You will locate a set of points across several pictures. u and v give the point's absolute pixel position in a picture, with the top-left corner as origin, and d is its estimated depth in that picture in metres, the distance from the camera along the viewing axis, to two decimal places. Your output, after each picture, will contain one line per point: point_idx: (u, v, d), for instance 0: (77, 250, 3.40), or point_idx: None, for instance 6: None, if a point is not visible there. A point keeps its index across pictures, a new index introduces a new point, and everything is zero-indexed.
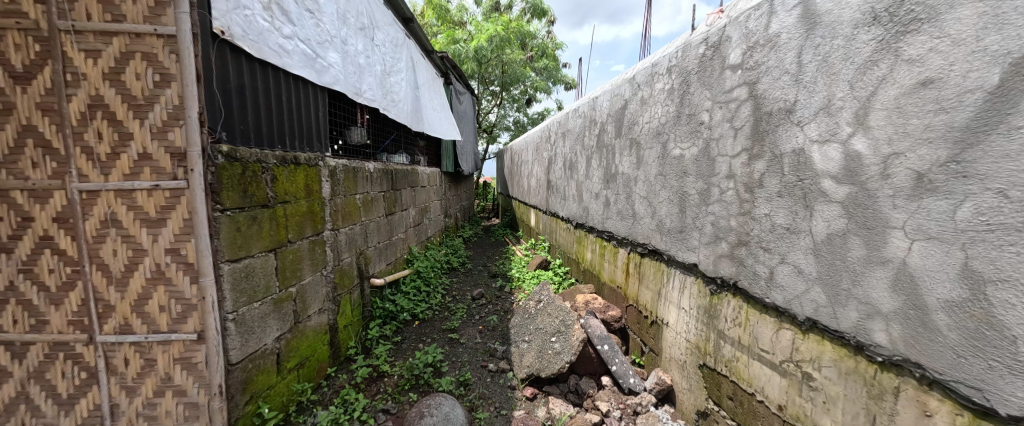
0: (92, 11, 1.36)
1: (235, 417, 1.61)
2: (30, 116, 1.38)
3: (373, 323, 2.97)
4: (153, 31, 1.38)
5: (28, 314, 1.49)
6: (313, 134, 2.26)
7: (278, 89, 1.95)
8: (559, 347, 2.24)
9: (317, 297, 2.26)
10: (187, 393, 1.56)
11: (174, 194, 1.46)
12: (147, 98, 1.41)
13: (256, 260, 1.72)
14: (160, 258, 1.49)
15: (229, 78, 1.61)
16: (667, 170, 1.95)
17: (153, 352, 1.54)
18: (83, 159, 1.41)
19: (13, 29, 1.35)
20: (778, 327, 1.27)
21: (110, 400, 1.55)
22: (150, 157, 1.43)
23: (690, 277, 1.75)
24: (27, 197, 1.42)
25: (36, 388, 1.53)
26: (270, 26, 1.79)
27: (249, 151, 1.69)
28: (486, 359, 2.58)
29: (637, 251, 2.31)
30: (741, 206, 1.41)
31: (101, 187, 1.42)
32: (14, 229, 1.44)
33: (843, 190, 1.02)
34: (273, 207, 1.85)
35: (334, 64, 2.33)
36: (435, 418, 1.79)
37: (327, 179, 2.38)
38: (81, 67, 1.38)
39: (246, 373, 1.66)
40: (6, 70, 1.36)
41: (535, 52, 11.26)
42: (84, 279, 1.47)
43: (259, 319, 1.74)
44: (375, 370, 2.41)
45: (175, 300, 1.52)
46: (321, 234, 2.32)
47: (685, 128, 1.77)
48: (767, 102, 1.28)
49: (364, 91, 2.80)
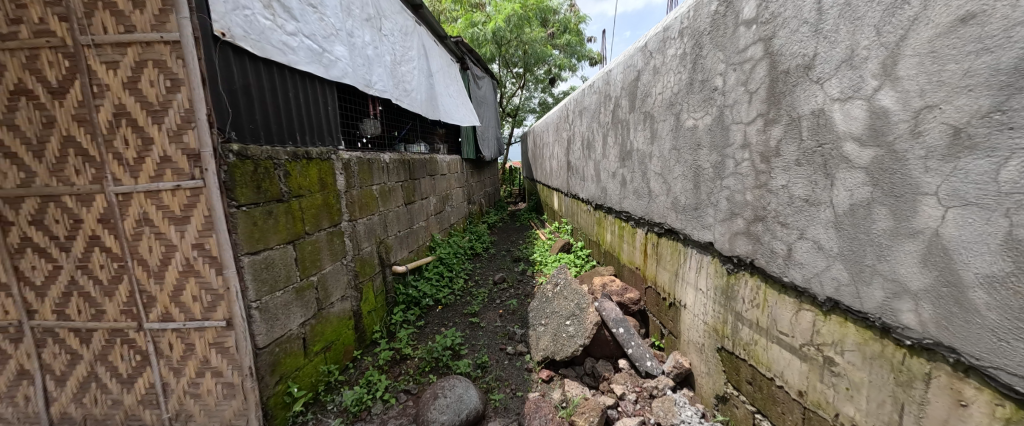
0: (107, 24, 1.45)
1: (267, 396, 1.74)
2: (69, 128, 1.52)
3: (396, 308, 3.10)
4: (161, 39, 1.45)
5: (88, 305, 1.67)
6: (324, 129, 2.33)
7: (284, 86, 1.99)
8: (573, 331, 2.20)
9: (338, 285, 2.37)
10: (224, 373, 1.71)
11: (193, 193, 1.56)
12: (161, 104, 1.50)
13: (275, 252, 1.82)
14: (189, 252, 1.61)
15: (235, 78, 1.67)
16: (680, 143, 1.79)
17: (192, 337, 1.69)
18: (116, 165, 1.54)
19: (44, 47, 1.46)
20: (798, 308, 1.16)
21: (162, 379, 1.73)
22: (170, 160, 1.53)
23: (707, 257, 1.62)
24: (75, 201, 1.57)
25: (102, 368, 1.73)
26: (272, 24, 1.83)
27: (259, 148, 1.76)
28: (505, 342, 2.62)
29: (654, 231, 2.19)
30: (758, 178, 1.27)
31: (133, 189, 1.55)
32: (69, 230, 1.60)
33: (868, 153, 0.90)
34: (288, 201, 1.94)
35: (340, 58, 2.35)
36: (449, 399, 1.84)
37: (341, 171, 2.46)
38: (105, 79, 1.49)
39: (274, 356, 1.79)
40: (44, 87, 1.49)
41: (555, 28, 10.85)
42: (128, 272, 1.63)
43: (283, 307, 1.86)
44: (398, 353, 2.51)
45: (205, 291, 1.65)
46: (338, 225, 2.41)
47: (699, 96, 1.61)
48: (783, 59, 1.13)
49: (375, 82, 2.81)
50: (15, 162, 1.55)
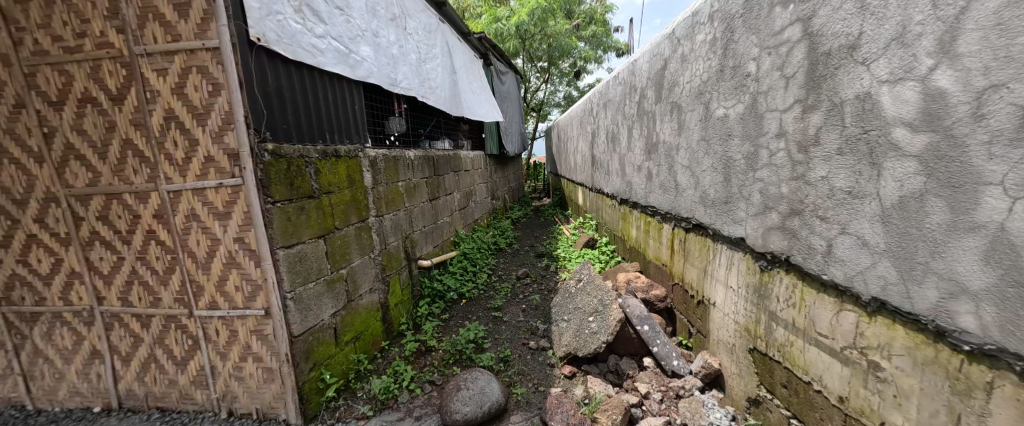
0: (157, 34, 1.56)
1: (302, 381, 1.84)
2: (127, 131, 1.66)
3: (422, 301, 3.19)
4: (203, 46, 1.55)
5: (147, 293, 1.84)
6: (351, 127, 2.41)
7: (314, 87, 2.08)
8: (596, 327, 2.16)
9: (367, 278, 2.46)
10: (263, 359, 1.82)
11: (233, 190, 1.66)
12: (205, 107, 1.60)
13: (307, 245, 1.92)
14: (231, 245, 1.73)
15: (269, 81, 1.76)
16: (709, 133, 1.70)
17: (235, 324, 1.82)
18: (168, 165, 1.67)
19: (105, 58, 1.60)
20: (839, 308, 1.07)
21: (210, 362, 1.87)
22: (213, 159, 1.64)
23: (738, 253, 1.53)
24: (134, 198, 1.72)
25: (160, 351, 1.90)
26: (302, 27, 1.91)
27: (292, 147, 1.85)
28: (527, 337, 2.62)
29: (681, 226, 2.10)
30: (794, 169, 1.18)
31: (182, 187, 1.68)
32: (129, 224, 1.76)
33: (920, 140, 0.82)
34: (319, 197, 2.03)
35: (366, 58, 2.42)
36: (471, 391, 1.86)
37: (368, 168, 2.55)
38: (156, 85, 1.61)
39: (307, 344, 1.88)
40: (106, 94, 1.64)
41: (580, 19, 10.61)
42: (180, 264, 1.77)
43: (315, 298, 1.96)
44: (423, 345, 2.58)
45: (246, 282, 1.76)
46: (366, 221, 2.51)
47: (730, 83, 1.51)
48: (824, 40, 1.04)
49: (400, 81, 2.87)
50: (84, 163, 1.71)
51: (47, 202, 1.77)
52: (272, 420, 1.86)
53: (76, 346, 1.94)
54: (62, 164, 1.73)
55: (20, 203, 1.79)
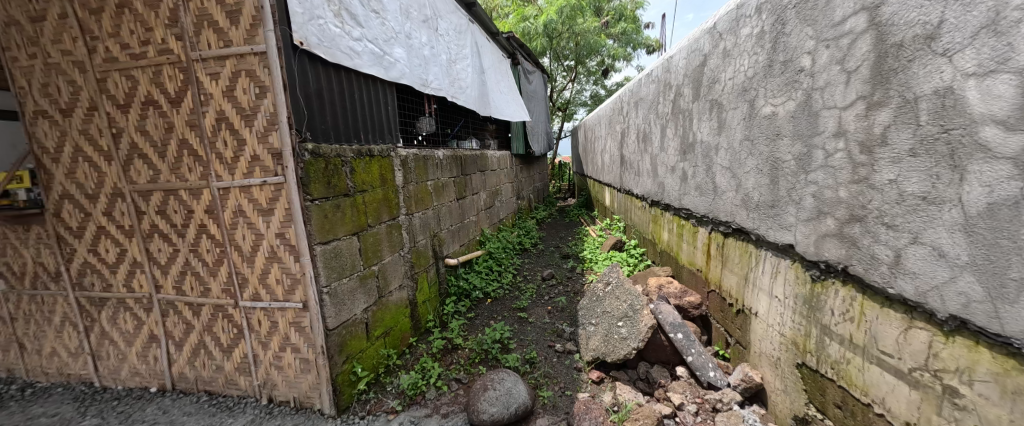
0: (210, 40, 1.66)
1: (336, 373, 1.90)
2: (183, 131, 1.77)
3: (448, 299, 3.23)
4: (250, 50, 1.62)
5: (198, 283, 1.96)
6: (384, 127, 2.47)
7: (350, 88, 2.14)
8: (626, 333, 2.10)
9: (397, 274, 2.52)
10: (300, 350, 1.89)
11: (276, 188, 1.74)
12: (251, 109, 1.68)
13: (342, 242, 1.99)
14: (273, 240, 1.81)
15: (310, 83, 1.83)
16: (754, 133, 1.60)
17: (275, 316, 1.90)
18: (218, 163, 1.77)
19: (166, 64, 1.72)
20: (908, 326, 0.97)
21: (253, 351, 1.97)
22: (258, 158, 1.73)
23: (785, 260, 1.43)
24: (188, 194, 1.84)
25: (208, 337, 2.02)
26: (341, 31, 1.97)
27: (329, 147, 1.92)
28: (554, 339, 2.59)
29: (718, 230, 1.99)
30: (855, 172, 1.09)
31: (230, 184, 1.78)
32: (184, 219, 1.88)
33: (1016, 140, 0.73)
34: (353, 195, 2.10)
35: (399, 59, 2.46)
36: (498, 391, 1.85)
37: (399, 168, 2.61)
38: (209, 89, 1.71)
39: (341, 337, 1.95)
40: (166, 97, 1.76)
41: (610, 17, 10.40)
42: (228, 256, 1.87)
43: (349, 293, 2.02)
44: (450, 342, 2.61)
45: (286, 275, 1.84)
46: (396, 219, 2.56)
47: (779, 79, 1.41)
48: (895, 29, 0.95)
49: (431, 81, 2.92)
50: (146, 161, 1.85)
51: (114, 197, 1.92)
52: (308, 408, 1.94)
53: (136, 330, 2.10)
54: (127, 162, 1.87)
55: (91, 197, 1.96)
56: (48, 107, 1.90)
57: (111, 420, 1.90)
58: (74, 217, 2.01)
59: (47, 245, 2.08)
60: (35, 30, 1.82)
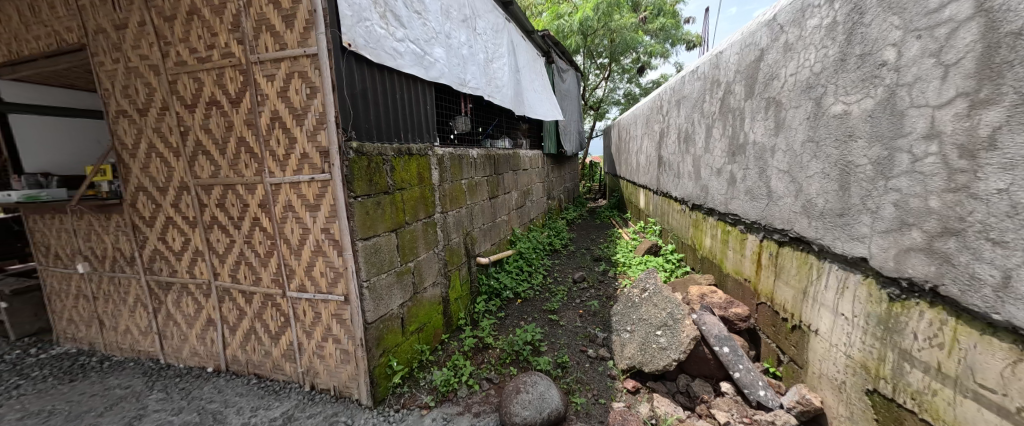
0: (267, 44, 1.75)
1: (373, 366, 1.95)
2: (241, 130, 1.89)
3: (479, 298, 3.25)
4: (303, 52, 1.69)
5: (251, 273, 2.08)
6: (422, 126, 2.51)
7: (392, 88, 2.19)
8: (665, 343, 2.00)
9: (431, 271, 2.56)
10: (341, 341, 1.96)
11: (323, 185, 1.81)
12: (303, 109, 1.76)
13: (381, 238, 2.04)
14: (318, 235, 1.88)
15: (356, 84, 1.88)
16: (819, 134, 1.46)
17: (319, 307, 1.98)
18: (271, 160, 1.87)
19: (228, 67, 1.84)
20: (1016, 358, 0.85)
21: (298, 339, 2.07)
22: (307, 156, 1.80)
23: (855, 275, 1.30)
24: (244, 189, 1.96)
25: (257, 324, 2.15)
26: (386, 32, 2.02)
27: (372, 146, 1.97)
28: (586, 344, 2.52)
29: (772, 238, 1.85)
30: (952, 179, 0.96)
31: (281, 181, 1.87)
32: (240, 212, 2.01)
33: None
34: (392, 193, 2.14)
35: (439, 59, 2.50)
36: (531, 395, 1.83)
37: (435, 166, 2.65)
38: (265, 90, 1.81)
39: (379, 331, 2.00)
40: (227, 98, 1.88)
41: (648, 12, 10.06)
42: (277, 249, 1.98)
43: (386, 288, 2.07)
44: (480, 341, 2.61)
45: (329, 269, 1.91)
46: (432, 216, 2.60)
47: (854, 74, 1.28)
48: (1011, 16, 0.82)
49: (468, 81, 2.94)
50: (208, 158, 1.99)
51: (181, 190, 2.09)
52: (346, 397, 2.01)
53: (196, 314, 2.27)
54: (192, 158, 2.02)
55: (161, 190, 2.13)
56: (127, 107, 2.09)
57: (173, 395, 2.07)
58: (147, 208, 2.20)
59: (125, 232, 2.30)
60: (118, 37, 2.01)
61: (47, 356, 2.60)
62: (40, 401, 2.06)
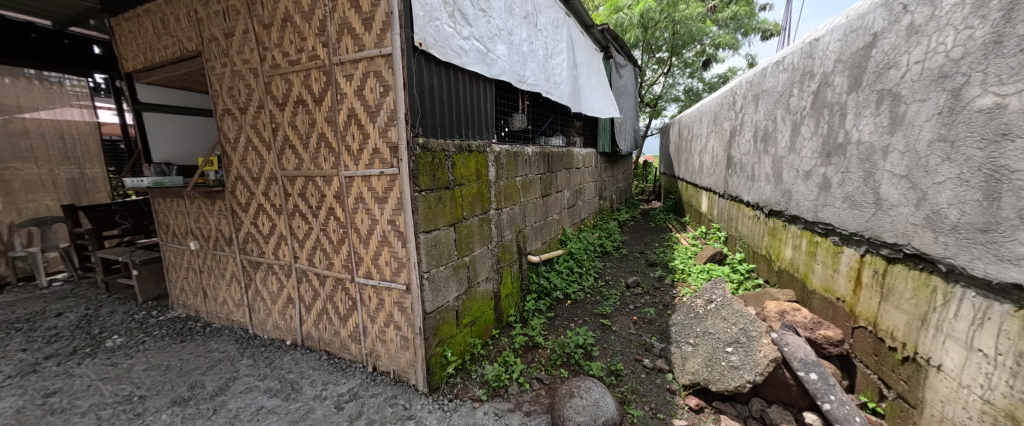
0: (348, 46, 1.87)
1: (430, 354, 2.02)
2: (322, 126, 2.05)
3: (529, 296, 3.23)
4: (379, 52, 1.79)
5: (325, 258, 2.27)
6: (482, 123, 2.54)
7: (456, 85, 2.24)
8: (737, 361, 1.84)
9: (485, 266, 2.60)
10: (401, 328, 2.06)
11: (391, 179, 1.90)
12: (376, 106, 1.86)
13: (441, 232, 2.10)
14: (385, 226, 1.99)
15: (425, 82, 1.95)
16: (958, 131, 1.23)
17: (382, 293, 2.10)
18: (347, 155, 2.01)
19: (313, 68, 2.00)
20: None
21: (363, 322, 2.21)
22: (378, 151, 1.91)
23: (1007, 306, 1.07)
24: (323, 181, 2.13)
25: (329, 305, 2.33)
26: (453, 31, 2.06)
27: (436, 142, 2.03)
28: (641, 352, 2.38)
29: (877, 253, 1.60)
30: None
31: (355, 174, 2.00)
32: (318, 201, 2.19)
33: None
34: (452, 189, 2.20)
35: (501, 56, 2.51)
36: (585, 401, 1.76)
37: (492, 163, 2.67)
38: (344, 89, 1.94)
39: (435, 322, 2.06)
40: (311, 97, 2.05)
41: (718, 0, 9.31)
42: (349, 237, 2.13)
43: (444, 280, 2.13)
44: (530, 340, 2.60)
45: (393, 259, 2.01)
46: (488, 213, 2.64)
47: (1017, 59, 1.05)
48: None
49: (528, 77, 2.92)
50: (294, 151, 2.19)
51: (271, 180, 2.33)
52: (405, 382, 2.11)
53: (278, 292, 2.53)
54: (281, 152, 2.24)
55: (255, 180, 2.40)
56: (231, 106, 2.37)
57: (259, 362, 2.32)
58: (243, 195, 2.49)
59: (225, 216, 2.62)
60: (227, 44, 2.28)
61: (165, 318, 3.07)
62: (160, 356, 2.43)
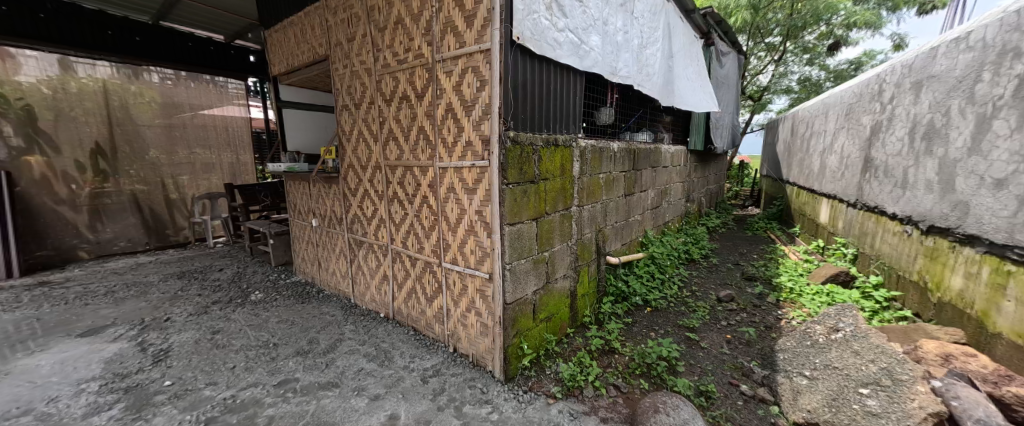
0: (450, 44, 1.98)
1: (508, 344, 2.07)
2: (422, 120, 2.21)
3: (605, 298, 3.10)
4: (479, 49, 1.85)
5: (417, 242, 2.46)
6: (569, 117, 2.49)
7: (547, 78, 2.22)
8: (875, 407, 1.56)
9: (563, 263, 2.56)
10: (482, 315, 2.15)
11: (481, 171, 1.97)
12: (472, 101, 1.94)
13: (524, 225, 2.11)
14: (473, 216, 2.08)
15: (520, 76, 1.96)
16: None
17: (466, 280, 2.20)
18: (442, 147, 2.14)
19: (418, 66, 2.17)
20: None
21: (447, 305, 2.36)
22: (471, 144, 1.99)
23: None
24: (419, 171, 2.31)
25: (417, 285, 2.53)
26: (549, 23, 2.04)
27: (525, 136, 2.04)
28: (737, 376, 2.11)
29: None
30: None
31: (448, 165, 2.12)
32: (414, 190, 2.38)
33: None
34: (537, 183, 2.20)
35: (594, 47, 2.41)
36: (671, 419, 1.63)
37: (577, 158, 2.60)
38: (443, 84, 2.06)
39: (514, 313, 2.09)
40: (414, 93, 2.22)
41: None
42: (439, 224, 2.27)
43: (524, 273, 2.15)
44: (607, 344, 2.48)
45: (478, 248, 2.09)
46: (569, 209, 2.59)
47: None
48: None
49: (620, 69, 2.77)
50: (396, 143, 2.41)
51: (376, 169, 2.60)
52: (482, 367, 2.19)
53: (376, 269, 2.83)
54: (385, 143, 2.49)
55: (363, 168, 2.71)
56: (348, 103, 2.70)
57: (360, 329, 2.64)
58: (353, 181, 2.83)
59: (338, 198, 3.02)
60: (348, 48, 2.60)
61: (290, 281, 3.67)
62: (287, 312, 2.92)
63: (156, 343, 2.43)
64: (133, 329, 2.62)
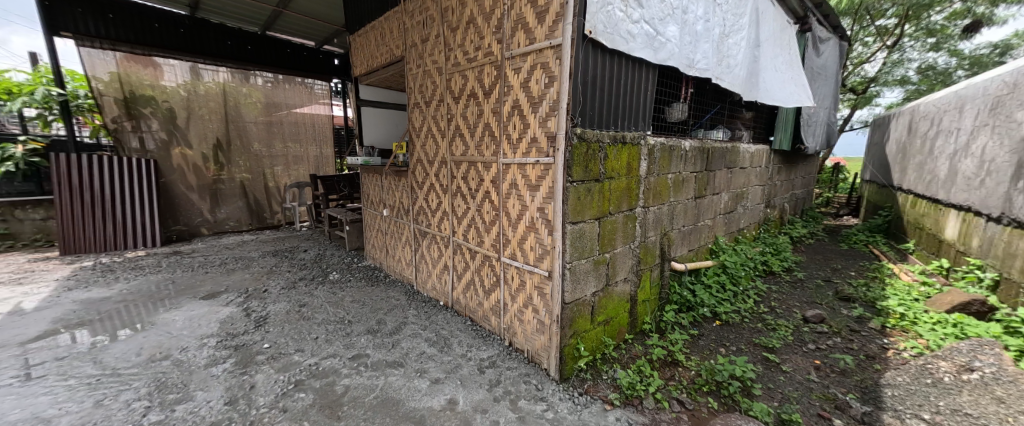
0: (520, 40, 1.99)
1: (564, 344, 2.04)
2: (488, 116, 2.26)
3: (668, 306, 2.91)
4: (549, 44, 1.83)
5: (477, 236, 2.53)
6: (639, 114, 2.36)
7: (618, 72, 2.13)
8: None
9: (624, 266, 2.45)
10: (539, 312, 2.14)
11: (546, 167, 1.95)
12: (539, 97, 1.93)
13: (587, 224, 2.06)
14: (534, 213, 2.07)
15: (590, 71, 1.90)
16: None
17: (524, 276, 2.21)
18: (506, 143, 2.17)
19: (487, 64, 2.21)
20: None
21: (504, 299, 2.39)
22: (536, 141, 1.98)
23: None
24: (483, 166, 2.36)
25: (476, 278, 2.61)
26: (624, 15, 1.95)
27: (592, 132, 1.98)
28: (828, 408, 1.85)
29: None
30: None
31: (512, 161, 2.14)
32: (477, 185, 2.44)
33: None
34: (602, 182, 2.12)
35: (671, 38, 2.26)
36: None
37: (645, 156, 2.46)
38: (511, 81, 2.08)
39: (572, 313, 2.06)
40: (482, 90, 2.28)
41: None
42: (500, 219, 2.31)
43: (584, 273, 2.10)
44: (669, 355, 2.33)
45: (538, 245, 2.08)
46: (634, 210, 2.46)
47: None
48: None
49: (698, 60, 2.56)
50: (462, 139, 2.50)
51: (442, 163, 2.72)
52: (537, 363, 2.19)
53: (438, 259, 2.97)
54: (451, 139, 2.59)
55: (430, 162, 2.85)
56: (420, 100, 2.86)
57: (422, 315, 2.80)
58: (421, 175, 2.99)
59: (407, 191, 3.22)
60: (422, 48, 2.74)
61: (362, 265, 4.01)
62: (360, 293, 3.20)
63: (257, 310, 2.82)
64: (240, 296, 3.07)
